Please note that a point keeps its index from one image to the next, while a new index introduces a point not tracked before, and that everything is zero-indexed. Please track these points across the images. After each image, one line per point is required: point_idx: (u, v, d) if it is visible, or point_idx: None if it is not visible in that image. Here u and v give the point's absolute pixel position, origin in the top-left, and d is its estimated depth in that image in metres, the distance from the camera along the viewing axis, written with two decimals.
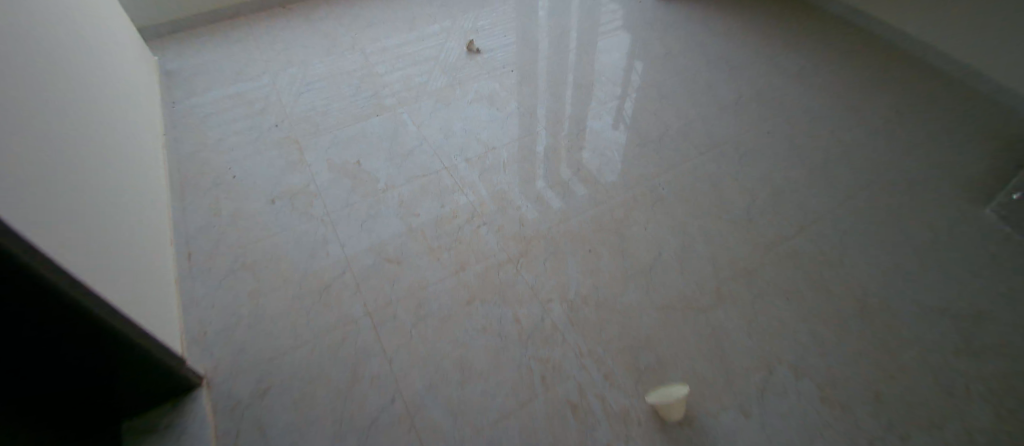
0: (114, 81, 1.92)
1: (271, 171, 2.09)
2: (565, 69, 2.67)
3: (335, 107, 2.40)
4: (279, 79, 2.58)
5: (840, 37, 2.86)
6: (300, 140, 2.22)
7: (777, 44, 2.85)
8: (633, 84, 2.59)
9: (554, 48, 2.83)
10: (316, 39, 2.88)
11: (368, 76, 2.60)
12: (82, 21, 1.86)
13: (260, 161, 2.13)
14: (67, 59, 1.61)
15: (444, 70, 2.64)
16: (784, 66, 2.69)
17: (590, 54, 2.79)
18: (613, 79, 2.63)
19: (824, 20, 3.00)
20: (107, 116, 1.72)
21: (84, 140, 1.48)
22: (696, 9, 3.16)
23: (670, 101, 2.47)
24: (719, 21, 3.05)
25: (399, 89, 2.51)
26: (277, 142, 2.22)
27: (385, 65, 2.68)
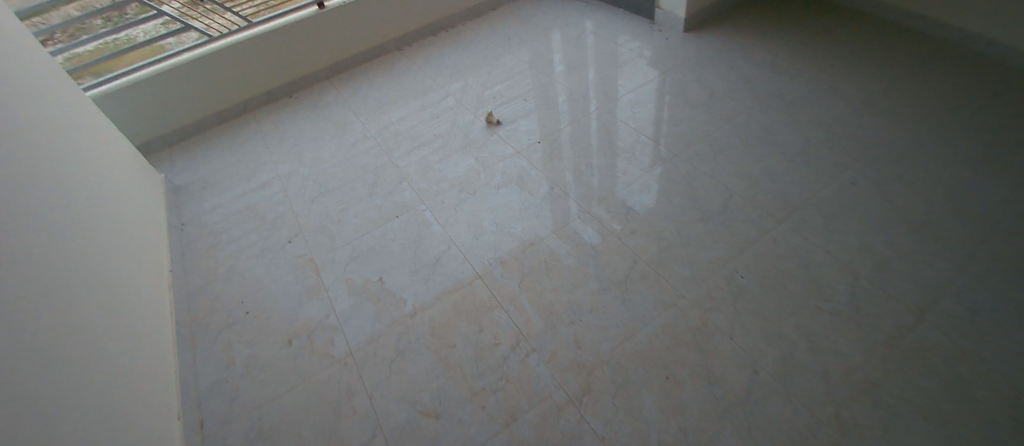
0: (112, 228, 1.77)
1: (286, 301, 1.86)
2: (595, 131, 2.37)
3: (352, 212, 2.18)
4: (290, 183, 2.39)
5: (900, 53, 2.49)
6: (316, 257, 2.01)
7: (836, 69, 2.48)
8: (679, 140, 2.22)
9: (580, 107, 2.54)
10: (325, 130, 2.70)
11: (382, 169, 2.38)
12: (74, 170, 1.73)
13: (274, 290, 1.91)
14: (52, 227, 1.45)
15: (464, 150, 2.39)
16: (850, 96, 2.31)
17: (623, 109, 2.48)
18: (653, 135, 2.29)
19: (879, 33, 2.64)
20: (103, 277, 1.55)
21: (71, 323, 1.29)
22: (729, 38, 2.83)
23: (725, 158, 2.10)
24: (760, 49, 2.71)
25: (418, 180, 2.28)
26: (291, 263, 2.00)
27: (399, 152, 2.46)
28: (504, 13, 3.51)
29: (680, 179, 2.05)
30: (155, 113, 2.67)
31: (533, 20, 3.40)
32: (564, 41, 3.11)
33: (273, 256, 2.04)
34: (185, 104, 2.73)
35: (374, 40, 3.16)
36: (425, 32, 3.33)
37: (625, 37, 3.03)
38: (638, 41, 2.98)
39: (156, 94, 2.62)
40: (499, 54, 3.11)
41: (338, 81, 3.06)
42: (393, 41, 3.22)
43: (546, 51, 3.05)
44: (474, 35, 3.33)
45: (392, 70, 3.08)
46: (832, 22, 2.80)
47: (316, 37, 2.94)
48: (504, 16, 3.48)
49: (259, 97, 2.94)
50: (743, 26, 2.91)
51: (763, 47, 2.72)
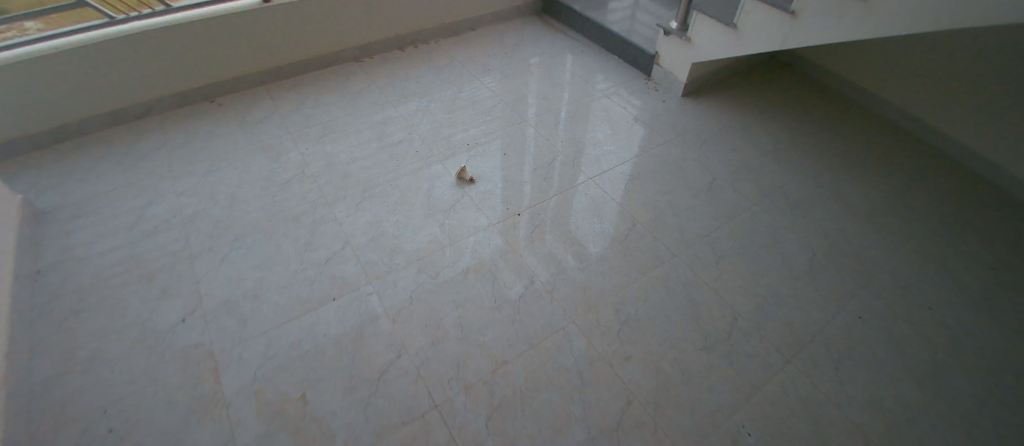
0: None
1: (169, 419, 1.39)
2: (585, 209, 2.03)
3: (275, 288, 1.70)
4: (196, 228, 1.89)
5: (898, 156, 2.29)
6: (219, 352, 1.54)
7: (834, 167, 2.28)
8: (676, 237, 1.96)
9: (569, 175, 2.18)
10: (252, 157, 2.18)
11: (320, 223, 1.91)
12: None
13: (155, 401, 1.42)
14: None
15: (427, 212, 1.96)
16: (858, 203, 2.13)
17: (615, 185, 2.14)
18: (647, 227, 1.98)
19: (876, 123, 2.45)
20: None
21: None
22: (728, 109, 2.59)
23: (726, 268, 1.87)
24: (756, 128, 2.47)
25: (365, 247, 1.83)
26: (184, 356, 1.53)
27: (344, 204, 1.99)
28: (485, 37, 3.14)
29: (678, 290, 1.77)
30: (26, 106, 2.09)
31: (517, 51, 3.05)
32: (551, 84, 2.77)
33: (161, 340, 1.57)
34: (69, 99, 2.16)
35: (326, 46, 2.71)
36: (387, 45, 2.91)
37: (617, 91, 2.75)
38: (632, 98, 2.71)
39: (28, 86, 2.05)
40: (475, 86, 2.71)
41: (274, 90, 2.58)
42: (349, 50, 2.79)
43: (529, 91, 2.70)
44: (448, 57, 2.92)
45: (344, 88, 2.63)
46: (826, 104, 2.58)
47: (253, 35, 2.44)
48: (484, 40, 3.11)
49: (169, 97, 2.39)
50: (737, 97, 2.66)
51: (763, 126, 2.48)
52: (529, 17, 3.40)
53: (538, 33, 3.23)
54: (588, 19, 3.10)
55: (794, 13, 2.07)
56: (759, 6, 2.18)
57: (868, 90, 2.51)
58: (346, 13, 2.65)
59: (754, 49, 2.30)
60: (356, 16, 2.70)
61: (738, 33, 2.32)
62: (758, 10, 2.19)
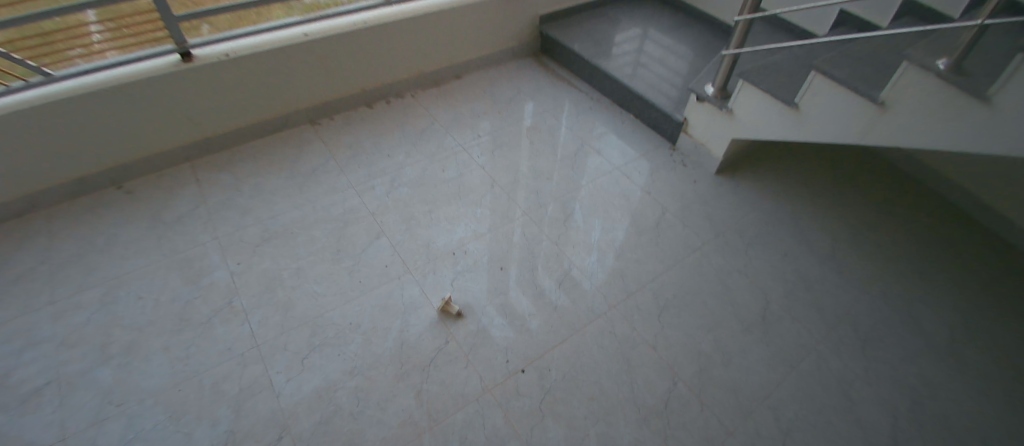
0: None
1: None
2: (609, 360, 1.54)
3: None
4: (77, 404, 1.34)
5: (976, 268, 1.84)
6: None
7: (908, 274, 1.84)
8: (728, 400, 1.45)
9: (590, 302, 1.69)
10: (167, 279, 1.65)
11: (247, 394, 1.39)
12: None
13: None
14: None
15: (400, 373, 1.47)
16: (936, 333, 1.66)
17: (645, 319, 1.65)
18: (693, 386, 1.49)
19: (941, 215, 2.03)
20: None
21: None
22: (770, 193, 2.13)
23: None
24: (808, 223, 2.01)
25: (310, 435, 1.32)
26: None
27: (285, 360, 1.47)
28: (473, 90, 2.65)
29: None
30: None
31: (510, 109, 2.56)
32: (555, 159, 2.30)
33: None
34: None
35: (275, 108, 2.19)
36: (352, 101, 2.41)
37: (638, 168, 2.27)
38: (656, 178, 2.22)
39: None
40: (462, 162, 2.24)
41: (202, 169, 2.04)
42: (304, 111, 2.28)
43: (528, 171, 2.23)
44: (427, 120, 2.44)
45: (295, 164, 2.11)
46: (888, 186, 2.14)
47: (173, 105, 1.91)
48: (471, 95, 2.62)
49: (63, 188, 1.83)
50: (779, 175, 2.20)
51: (816, 219, 2.03)
52: (523, 61, 2.90)
53: (535, 83, 2.74)
54: (597, 68, 2.60)
55: (884, 103, 1.49)
56: (831, 87, 1.63)
57: (939, 173, 2.08)
58: (297, 67, 2.13)
59: (821, 138, 1.74)
60: (312, 71, 2.19)
61: (799, 113, 1.78)
62: (830, 91, 1.64)
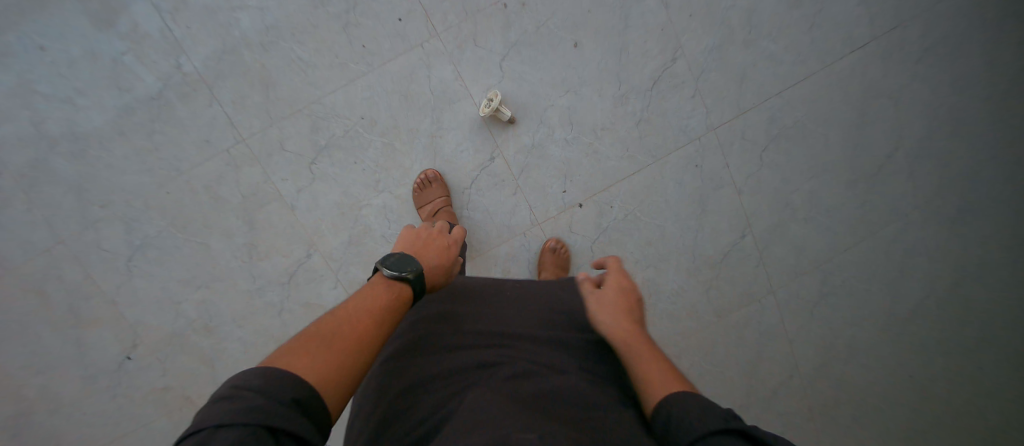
0: None
1: None
2: (681, 202, 1.30)
3: (231, 319, 1.16)
4: (53, 203, 1.12)
5: None
6: (193, 400, 1.17)
7: None
8: (789, 262, 1.33)
9: (684, 119, 1.28)
10: (72, 22, 1.11)
11: (255, 204, 1.15)
12: None
13: None
14: None
15: (430, 180, 1.19)
16: None
17: (743, 156, 1.31)
18: (759, 242, 1.33)
19: None
20: None
21: None
22: None
23: (819, 315, 1.33)
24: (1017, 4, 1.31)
25: (343, 254, 1.19)
26: (143, 407, 1.15)
27: (287, 163, 1.15)
28: None
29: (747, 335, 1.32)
30: None
31: None
32: None
33: (117, 386, 1.14)
34: None
35: None
36: None
37: None
38: None
39: None
40: None
41: None
42: None
43: None
44: None
45: None
46: None
47: None
48: None
49: None
50: None
51: None
52: None
53: None
54: None
55: None
56: None
57: None
58: None
59: None
60: None
61: None
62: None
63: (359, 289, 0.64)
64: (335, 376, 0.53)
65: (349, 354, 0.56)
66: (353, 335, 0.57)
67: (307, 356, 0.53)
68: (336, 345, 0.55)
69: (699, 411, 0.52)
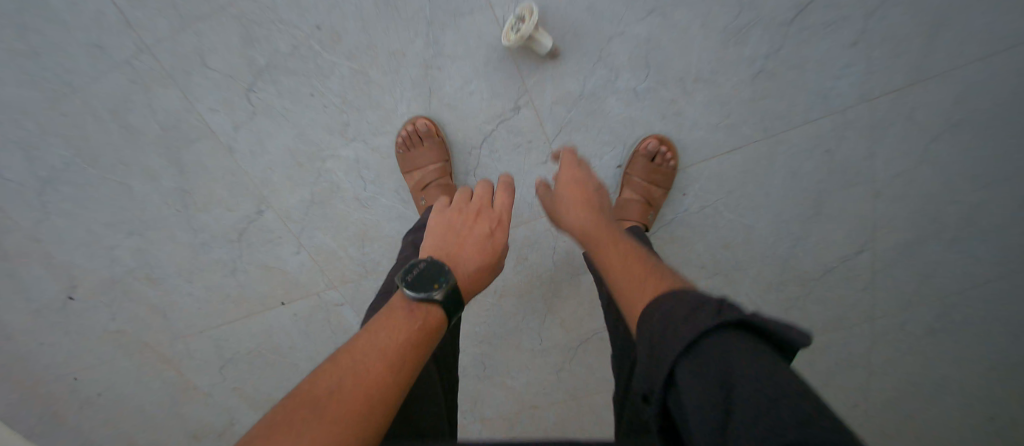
0: None
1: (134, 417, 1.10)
2: (783, 200, 0.91)
3: (176, 273, 0.96)
4: None
5: None
6: (156, 343, 1.04)
7: None
8: (903, 292, 0.94)
9: (822, 81, 0.86)
10: None
11: (181, 140, 0.84)
12: None
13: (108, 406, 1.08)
14: None
15: (420, 136, 0.82)
16: None
17: (896, 151, 0.88)
18: (878, 262, 0.94)
19: None
20: None
21: None
22: None
23: (920, 356, 0.97)
24: None
25: (304, 216, 0.90)
26: (102, 346, 1.03)
27: (217, 87, 0.80)
28: None
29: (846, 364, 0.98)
30: None
31: None
32: None
33: (67, 326, 1.01)
34: None
35: None
36: None
37: None
38: None
39: None
40: None
41: None
42: None
43: None
44: None
45: None
46: None
47: None
48: None
49: None
50: None
51: None
52: None
53: None
54: None
55: None
56: None
57: None
58: None
59: None
60: None
61: None
62: None
63: (383, 310, 0.55)
64: (359, 398, 0.47)
65: (375, 379, 0.48)
66: (377, 365, 0.49)
67: (322, 383, 0.47)
68: (357, 368, 0.48)
69: (689, 311, 0.46)
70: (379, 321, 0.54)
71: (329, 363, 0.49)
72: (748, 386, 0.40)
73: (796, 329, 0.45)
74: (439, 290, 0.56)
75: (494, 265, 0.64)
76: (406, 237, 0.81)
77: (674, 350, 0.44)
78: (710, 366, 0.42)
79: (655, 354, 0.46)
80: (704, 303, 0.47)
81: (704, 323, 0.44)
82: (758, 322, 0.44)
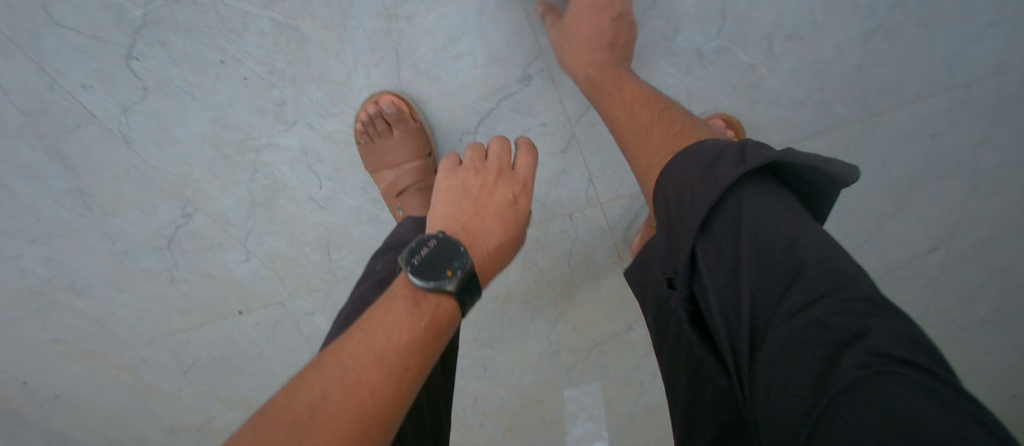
0: None
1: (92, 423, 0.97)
2: (865, 190, 0.71)
3: (105, 283, 0.77)
4: None
5: None
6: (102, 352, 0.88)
7: None
8: (970, 286, 0.78)
9: (962, 31, 0.60)
10: None
11: (57, 128, 0.60)
12: None
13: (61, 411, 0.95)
14: None
15: (387, 121, 0.57)
16: None
17: (1017, 127, 0.65)
18: (950, 259, 0.76)
19: None
20: None
21: None
22: None
23: (971, 336, 0.83)
24: None
25: (247, 220, 0.69)
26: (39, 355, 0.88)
27: (86, 52, 0.55)
28: None
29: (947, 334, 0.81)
30: None
31: None
32: None
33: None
34: None
35: None
36: None
37: None
38: None
39: None
40: None
41: None
42: None
43: None
44: None
45: None
46: None
47: None
48: None
49: None
50: None
51: None
52: None
53: None
54: None
55: None
56: None
57: None
58: None
59: None
60: None
61: None
62: None
63: (378, 302, 0.42)
64: (346, 414, 0.34)
65: (369, 388, 0.36)
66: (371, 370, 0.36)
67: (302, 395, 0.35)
68: (346, 378, 0.36)
69: (712, 155, 0.35)
70: (373, 316, 0.40)
71: (312, 369, 0.37)
72: (787, 256, 0.30)
73: (834, 160, 0.33)
74: (453, 279, 0.43)
75: (516, 241, 0.49)
76: (371, 263, 0.55)
77: (695, 223, 0.33)
78: (734, 238, 0.32)
79: (673, 229, 0.35)
80: (725, 147, 0.35)
81: (730, 176, 0.32)
82: (795, 159, 0.33)
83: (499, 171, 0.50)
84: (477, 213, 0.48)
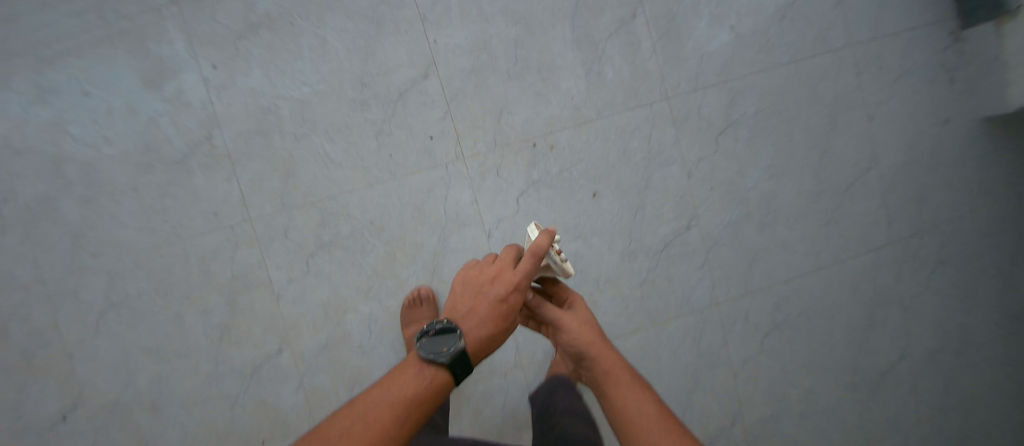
0: None
1: None
2: (673, 373, 1.25)
3: (180, 403, 1.09)
4: (50, 249, 1.11)
5: None
6: None
7: None
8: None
9: (699, 292, 1.27)
10: (121, 67, 1.14)
11: (242, 287, 1.13)
12: None
13: None
14: None
15: (422, 300, 1.16)
16: None
17: (743, 338, 1.27)
18: (746, 430, 1.25)
19: None
20: None
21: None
22: (1002, 183, 1.37)
23: None
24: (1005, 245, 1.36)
25: (314, 357, 1.14)
26: None
27: (285, 253, 1.15)
28: None
29: None
30: None
31: None
32: None
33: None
34: None
35: None
36: None
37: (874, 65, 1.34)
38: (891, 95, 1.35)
39: None
40: None
41: None
42: None
43: (702, 2, 1.30)
44: None
45: None
46: None
47: None
48: None
49: None
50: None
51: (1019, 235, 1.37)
52: None
53: None
54: None
55: None
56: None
57: None
58: None
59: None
60: None
61: None
62: None
63: (396, 367, 0.63)
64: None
65: (379, 428, 0.57)
66: (382, 415, 0.58)
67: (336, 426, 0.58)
68: (364, 417, 0.58)
69: None
70: (392, 376, 0.62)
71: (347, 406, 0.60)
72: None
73: None
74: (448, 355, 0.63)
75: (503, 327, 0.67)
76: None
77: None
78: None
79: None
80: None
81: None
82: None
83: (500, 279, 0.68)
84: (478, 307, 0.67)
